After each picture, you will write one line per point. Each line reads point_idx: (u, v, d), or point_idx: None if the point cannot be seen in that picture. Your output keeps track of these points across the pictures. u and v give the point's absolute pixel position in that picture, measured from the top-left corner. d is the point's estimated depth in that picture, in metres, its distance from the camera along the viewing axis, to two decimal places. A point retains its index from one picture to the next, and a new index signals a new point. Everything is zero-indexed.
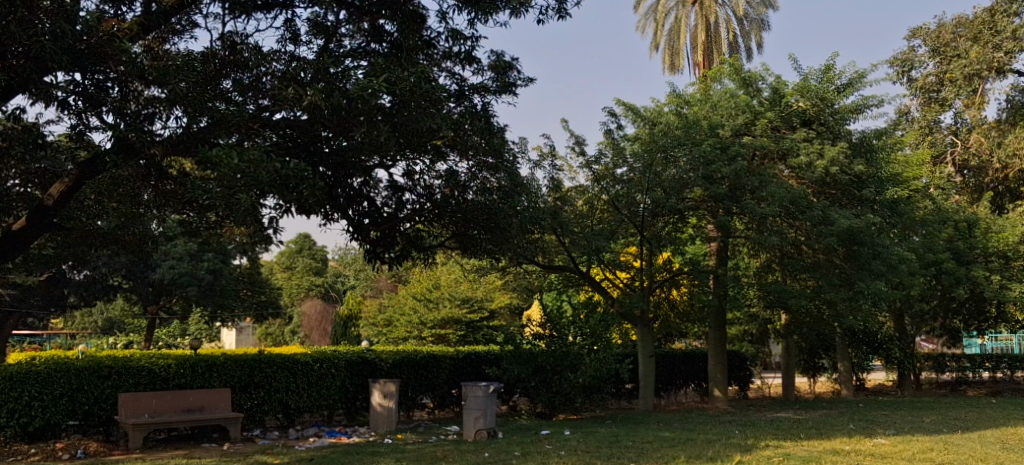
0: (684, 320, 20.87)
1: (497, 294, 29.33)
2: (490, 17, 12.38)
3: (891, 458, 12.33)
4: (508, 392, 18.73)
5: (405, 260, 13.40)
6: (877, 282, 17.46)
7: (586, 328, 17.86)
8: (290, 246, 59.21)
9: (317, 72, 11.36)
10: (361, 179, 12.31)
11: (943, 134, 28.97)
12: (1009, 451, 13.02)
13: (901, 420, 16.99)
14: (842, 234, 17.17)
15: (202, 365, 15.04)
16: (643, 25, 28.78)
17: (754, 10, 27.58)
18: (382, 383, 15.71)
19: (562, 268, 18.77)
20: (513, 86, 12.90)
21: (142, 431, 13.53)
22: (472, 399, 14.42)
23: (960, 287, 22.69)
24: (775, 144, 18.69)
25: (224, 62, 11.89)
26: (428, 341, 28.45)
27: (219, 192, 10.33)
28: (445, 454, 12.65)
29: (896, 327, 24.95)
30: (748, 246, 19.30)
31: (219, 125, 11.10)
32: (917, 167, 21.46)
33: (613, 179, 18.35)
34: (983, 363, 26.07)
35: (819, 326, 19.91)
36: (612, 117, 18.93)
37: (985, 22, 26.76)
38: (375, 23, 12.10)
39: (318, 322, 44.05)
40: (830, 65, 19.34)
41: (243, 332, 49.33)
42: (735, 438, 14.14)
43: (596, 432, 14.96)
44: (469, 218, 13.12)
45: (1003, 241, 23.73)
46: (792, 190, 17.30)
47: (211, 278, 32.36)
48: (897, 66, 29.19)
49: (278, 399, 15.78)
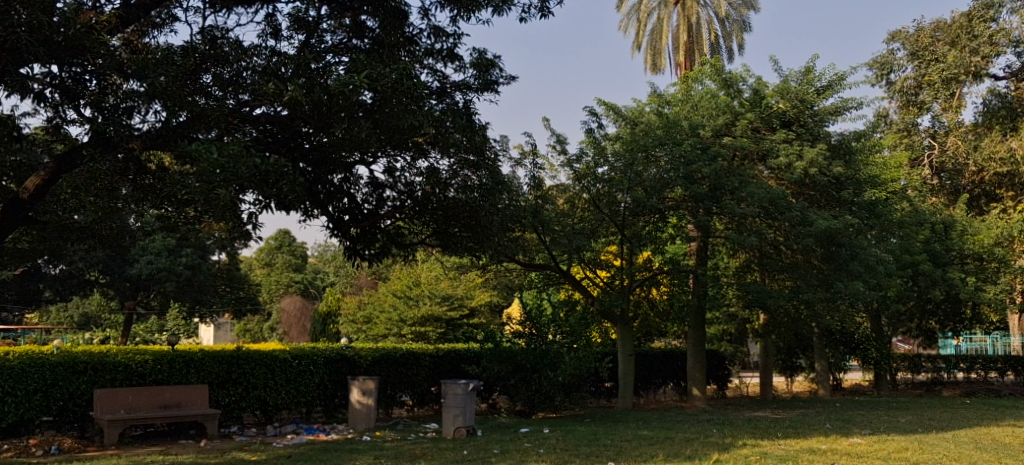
0: (663, 320, 20.93)
1: (477, 291, 28.93)
2: (472, 14, 12.36)
3: (867, 458, 12.39)
4: (487, 390, 18.73)
5: (384, 257, 13.46)
6: (855, 283, 17.61)
7: (565, 326, 17.92)
8: (270, 243, 58.78)
9: (297, 68, 11.40)
10: (341, 175, 12.36)
11: (921, 136, 29.08)
12: (982, 450, 13.16)
13: (877, 420, 17.11)
14: (821, 235, 17.34)
15: (180, 361, 14.95)
16: (626, 24, 28.81)
17: (736, 10, 27.63)
18: (361, 380, 15.64)
19: (542, 266, 18.78)
20: (495, 83, 12.91)
21: (117, 427, 13.38)
22: (450, 396, 14.41)
23: (936, 288, 22.81)
24: (755, 145, 18.84)
25: (204, 56, 11.67)
26: (407, 339, 28.46)
27: (198, 187, 10.27)
28: (423, 451, 12.63)
29: (873, 328, 25.13)
30: (727, 246, 19.38)
31: (198, 120, 11.07)
32: (894, 169, 21.68)
33: (594, 178, 18.21)
34: (958, 364, 26.25)
35: (796, 326, 20.05)
36: (593, 116, 18.92)
37: (962, 26, 27.11)
38: (356, 18, 12.15)
39: (298, 318, 42.15)
40: (810, 66, 19.52)
41: (221, 328, 49.11)
42: (713, 438, 14.18)
43: (574, 431, 14.97)
44: (450, 216, 13.10)
45: (979, 243, 24.01)
46: (772, 191, 17.42)
47: (189, 274, 32.00)
48: (876, 68, 29.41)
49: (256, 395, 15.73)
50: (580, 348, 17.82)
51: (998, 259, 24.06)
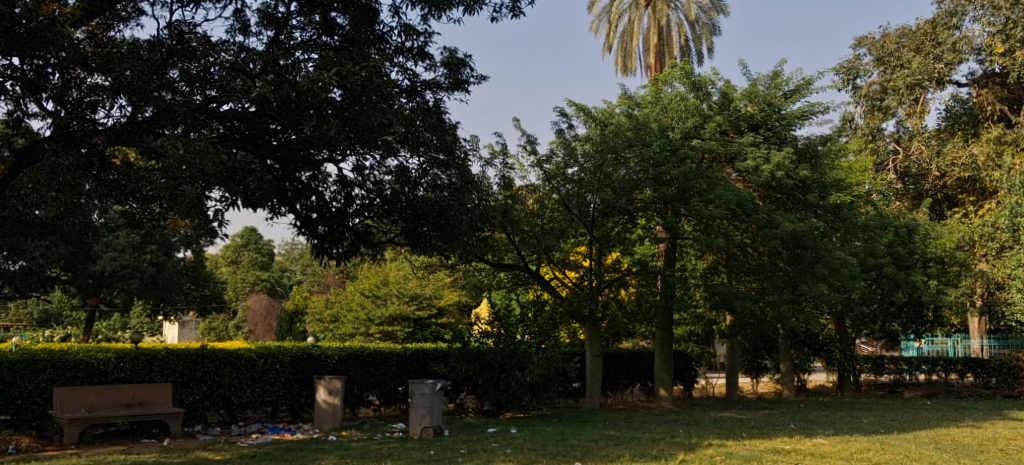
0: (632, 320, 20.99)
1: (446, 291, 29.03)
2: (444, 13, 12.35)
3: (830, 458, 12.57)
4: (454, 390, 18.68)
5: (352, 256, 13.42)
6: (819, 285, 17.86)
7: (534, 326, 17.92)
8: (236, 240, 58.18)
9: (266, 64, 11.35)
10: (310, 172, 12.38)
11: (886, 141, 29.56)
12: (942, 451, 13.40)
13: (840, 421, 17.33)
14: (787, 237, 17.52)
15: (143, 359, 14.81)
16: (597, 26, 28.83)
17: (706, 14, 27.68)
18: (327, 379, 15.51)
19: (511, 266, 18.71)
20: (465, 83, 12.91)
21: (78, 426, 13.15)
22: (417, 396, 14.36)
23: (899, 291, 23.11)
24: (723, 148, 19.03)
25: (171, 50, 11.37)
26: (375, 338, 28.31)
27: (164, 184, 10.14)
28: (389, 451, 12.56)
29: (837, 330, 25.45)
30: (696, 248, 19.41)
31: (165, 115, 10.90)
32: (859, 173, 22.01)
33: (563, 178, 18.45)
34: (920, 366, 26.63)
35: (761, 328, 20.28)
36: (563, 117, 18.97)
37: (927, 33, 27.60)
38: (326, 15, 12.06)
39: (264, 316, 41.67)
40: (778, 71, 19.81)
41: (185, 326, 48.52)
42: (679, 438, 14.29)
43: (542, 431, 14.98)
44: (420, 215, 13.10)
45: (940, 247, 24.46)
46: (740, 193, 17.58)
47: (154, 271, 31.42)
48: (842, 73, 29.78)
49: (220, 395, 15.57)
50: (548, 349, 17.87)
51: (960, 263, 24.50)
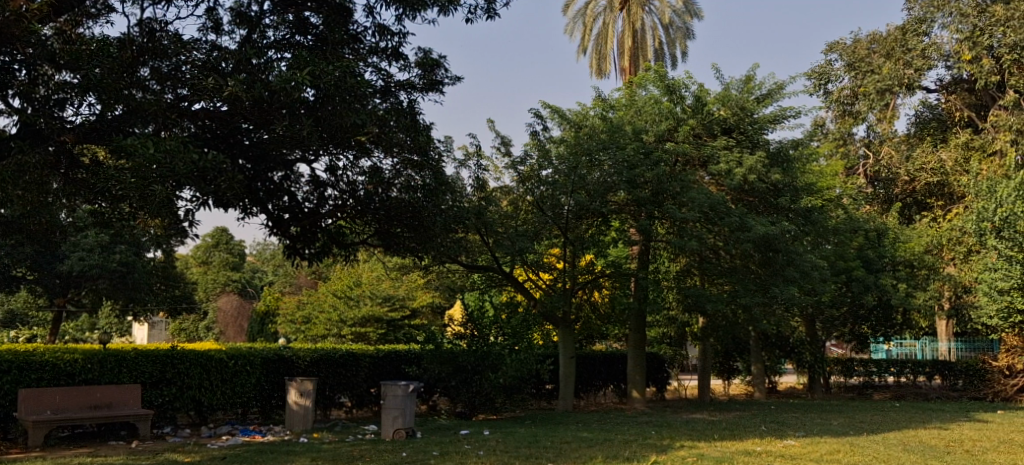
0: (605, 323, 21.00)
1: (419, 292, 28.93)
2: (418, 13, 12.31)
3: (800, 459, 12.67)
4: (427, 392, 18.63)
5: (324, 257, 13.45)
6: (790, 288, 18.04)
7: (507, 328, 18.00)
8: (207, 240, 57.64)
9: (238, 63, 11.26)
10: (282, 173, 12.37)
11: (857, 146, 29.94)
12: (911, 452, 13.55)
13: (810, 423, 17.46)
14: (758, 240, 17.64)
15: (111, 360, 14.62)
16: (572, 28, 28.89)
17: (680, 17, 27.88)
18: (299, 381, 15.38)
19: (485, 268, 18.67)
20: (440, 84, 12.88)
21: (43, 428, 12.97)
22: (390, 398, 14.30)
23: (869, 294, 23.36)
24: (697, 151, 19.15)
25: (141, 49, 11.20)
26: (347, 339, 28.12)
27: (134, 183, 10.01)
28: (361, 453, 12.49)
29: (808, 332, 25.68)
30: (668, 250, 19.47)
31: (135, 113, 10.75)
32: (830, 177, 22.26)
33: (537, 180, 18.34)
34: (889, 368, 26.93)
35: (733, 330, 20.40)
36: (538, 119, 18.94)
37: (897, 40, 27.77)
38: (299, 15, 11.99)
39: (234, 317, 41.24)
40: (750, 75, 20.00)
41: (155, 327, 47.96)
42: (651, 439, 14.36)
43: (515, 433, 14.98)
44: (393, 216, 13.05)
45: (910, 251, 24.72)
46: (712, 196, 17.72)
47: (123, 271, 30.96)
48: (814, 78, 30.05)
49: (190, 396, 15.40)
50: (521, 350, 17.88)
51: (928, 266, 24.81)
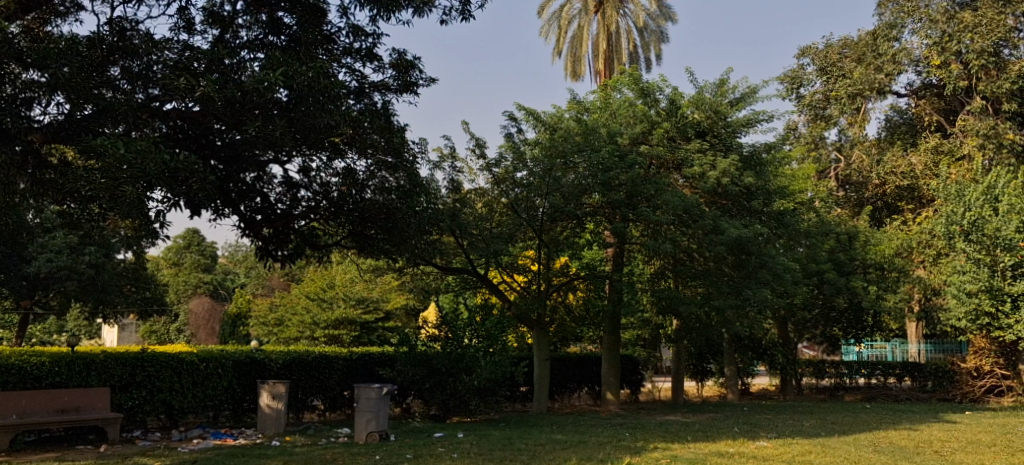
0: (579, 325, 21.02)
1: (393, 294, 28.85)
2: (393, 14, 12.26)
3: (772, 461, 12.75)
4: (401, 394, 18.55)
5: (298, 258, 13.38)
6: (763, 290, 18.16)
7: (481, 331, 17.92)
8: (178, 242, 56.92)
9: (211, 63, 11.14)
10: (254, 174, 12.25)
11: (829, 150, 30.34)
12: (881, 453, 13.67)
13: (783, 424, 17.58)
14: (732, 243, 17.75)
15: (79, 363, 14.40)
16: (547, 31, 28.92)
17: (654, 21, 28.01)
18: (271, 383, 15.27)
19: (460, 270, 18.62)
20: (414, 85, 12.83)
21: (9, 433, 12.73)
22: (363, 401, 14.21)
23: (840, 296, 23.65)
24: (671, 154, 19.25)
25: (111, 47, 11.15)
26: (320, 341, 27.79)
27: (104, 184, 9.88)
28: (334, 457, 12.40)
29: (780, 334, 25.90)
30: (642, 252, 19.52)
31: (106, 112, 10.61)
32: (802, 180, 22.49)
33: (512, 183, 18.34)
34: (859, 370, 27.16)
35: (706, 332, 20.49)
36: (512, 120, 18.93)
37: (868, 45, 28.21)
38: (272, 15, 11.88)
39: (206, 320, 40.82)
40: (724, 79, 20.16)
41: (125, 329, 47.35)
42: (625, 441, 14.41)
43: (489, 435, 14.95)
44: (367, 217, 12.97)
45: (880, 253, 24.98)
46: (686, 199, 17.81)
47: (92, 273, 30.49)
48: (787, 82, 30.32)
49: (161, 399, 15.22)
50: (495, 353, 17.86)
51: (899, 269, 25.00)
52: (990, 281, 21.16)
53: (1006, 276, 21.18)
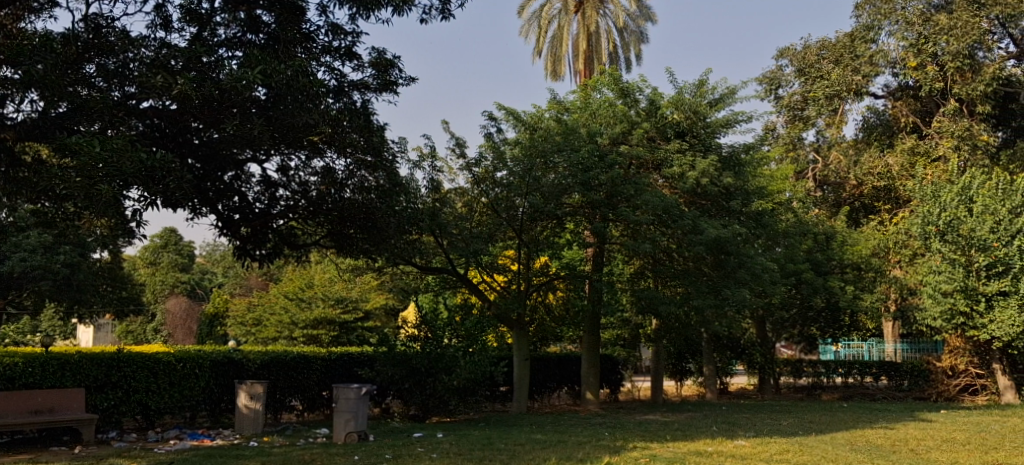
0: (559, 325, 20.99)
1: (372, 294, 28.74)
2: (372, 13, 12.21)
3: (750, 459, 12.81)
4: (380, 395, 18.48)
5: (276, 258, 13.25)
6: (742, 290, 18.27)
7: (461, 331, 18.18)
8: (155, 241, 56.35)
9: (188, 61, 10.97)
10: (233, 172, 12.19)
11: (806, 150, 30.44)
12: (858, 452, 13.77)
13: (761, 423, 17.67)
14: (711, 243, 17.82)
15: (53, 364, 14.28)
16: (527, 30, 28.90)
17: (634, 22, 28.09)
18: (249, 383, 15.18)
19: (439, 269, 18.56)
20: (394, 84, 12.78)
21: None
22: (342, 401, 14.14)
23: (818, 296, 23.87)
24: (650, 154, 19.32)
25: (86, 45, 11.00)
26: (299, 341, 27.66)
27: (78, 183, 9.76)
28: (313, 457, 12.33)
29: (758, 333, 26.04)
30: (622, 252, 19.54)
31: (81, 110, 10.53)
32: (780, 180, 22.62)
33: (492, 182, 18.39)
34: (836, 369, 27.37)
35: (685, 332, 20.55)
36: (492, 120, 18.88)
37: (846, 46, 28.43)
38: (251, 12, 11.79)
39: (183, 319, 40.47)
40: (703, 80, 20.22)
41: (101, 330, 46.88)
42: (605, 440, 14.43)
43: (468, 435, 14.90)
44: (346, 217, 12.90)
45: (857, 254, 25.08)
46: (666, 199, 17.85)
47: (67, 273, 30.16)
48: (765, 83, 30.51)
49: (137, 400, 15.08)
50: (475, 353, 17.99)
51: (875, 269, 25.21)
52: (965, 281, 21.41)
53: (980, 276, 21.46)
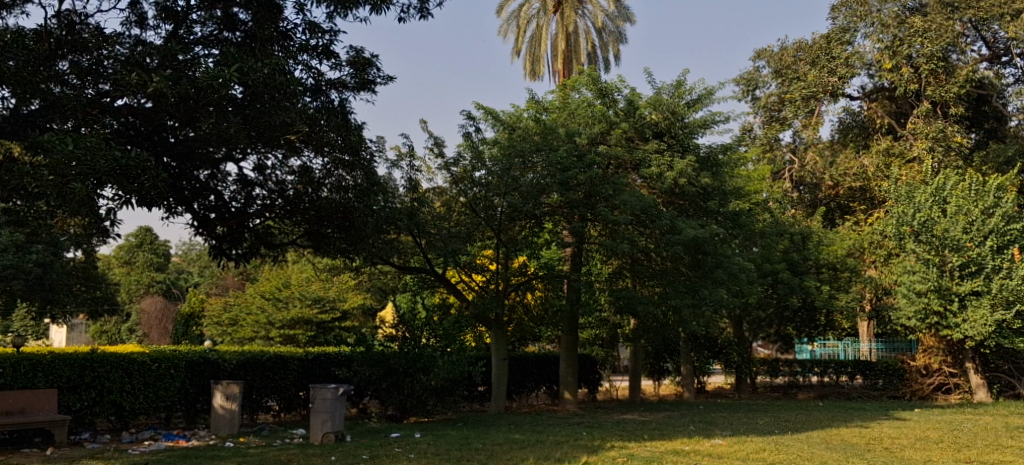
0: (537, 325, 21.01)
1: (350, 293, 28.60)
2: (350, 11, 12.14)
3: (726, 458, 12.86)
4: (357, 395, 18.39)
5: (252, 257, 13.17)
6: (719, 290, 18.35)
7: (439, 330, 17.89)
8: (129, 240, 55.71)
9: (163, 59, 10.81)
10: (208, 171, 12.08)
11: (783, 151, 30.56)
12: (833, 451, 13.85)
13: (737, 422, 17.75)
14: (688, 243, 17.88)
15: (25, 364, 14.12)
16: (505, 30, 28.88)
17: (613, 22, 28.13)
18: (224, 384, 15.05)
19: (417, 269, 18.50)
20: (372, 83, 12.71)
21: None
22: (319, 401, 14.06)
23: (793, 296, 24.05)
24: (629, 154, 19.36)
25: (60, 41, 10.81)
26: (276, 341, 27.50)
27: (51, 181, 9.61)
28: (290, 457, 12.26)
29: (735, 333, 26.19)
30: (600, 253, 19.51)
31: (54, 108, 10.42)
32: (757, 181, 22.73)
33: (470, 182, 18.21)
34: (813, 368, 27.58)
35: (663, 332, 20.63)
36: (471, 120, 18.83)
37: (821, 48, 28.50)
38: (228, 11, 11.67)
39: (158, 319, 40.06)
40: (681, 80, 20.28)
41: (75, 330, 46.31)
42: (582, 440, 14.44)
43: (446, 435, 14.87)
44: (323, 216, 12.84)
45: (832, 254, 25.25)
46: (644, 198, 17.91)
47: (40, 272, 29.79)
48: (742, 84, 30.67)
49: (110, 400, 14.91)
50: (452, 352, 17.95)
51: (851, 269, 25.30)
52: (939, 281, 21.63)
53: (953, 276, 21.68)
